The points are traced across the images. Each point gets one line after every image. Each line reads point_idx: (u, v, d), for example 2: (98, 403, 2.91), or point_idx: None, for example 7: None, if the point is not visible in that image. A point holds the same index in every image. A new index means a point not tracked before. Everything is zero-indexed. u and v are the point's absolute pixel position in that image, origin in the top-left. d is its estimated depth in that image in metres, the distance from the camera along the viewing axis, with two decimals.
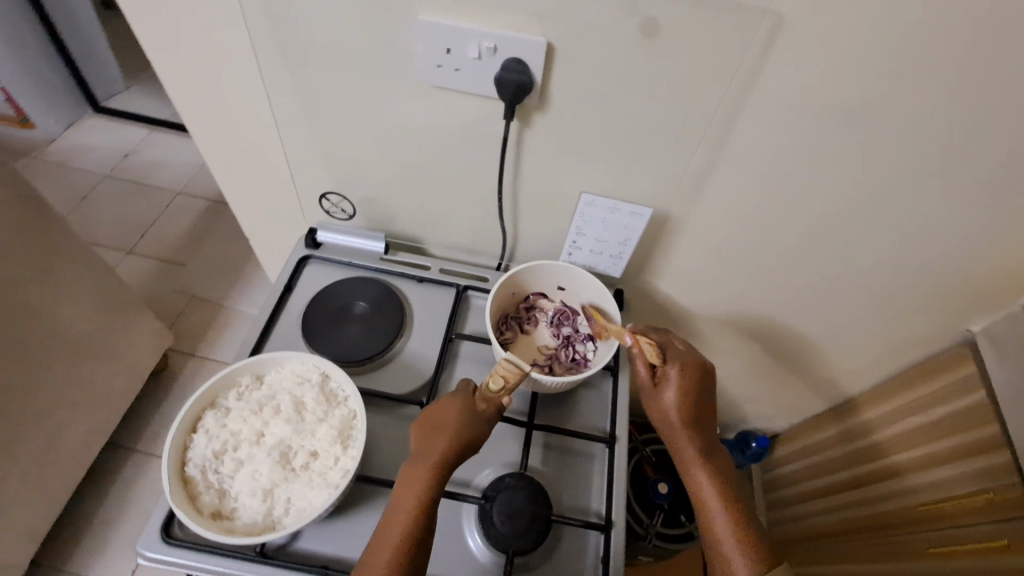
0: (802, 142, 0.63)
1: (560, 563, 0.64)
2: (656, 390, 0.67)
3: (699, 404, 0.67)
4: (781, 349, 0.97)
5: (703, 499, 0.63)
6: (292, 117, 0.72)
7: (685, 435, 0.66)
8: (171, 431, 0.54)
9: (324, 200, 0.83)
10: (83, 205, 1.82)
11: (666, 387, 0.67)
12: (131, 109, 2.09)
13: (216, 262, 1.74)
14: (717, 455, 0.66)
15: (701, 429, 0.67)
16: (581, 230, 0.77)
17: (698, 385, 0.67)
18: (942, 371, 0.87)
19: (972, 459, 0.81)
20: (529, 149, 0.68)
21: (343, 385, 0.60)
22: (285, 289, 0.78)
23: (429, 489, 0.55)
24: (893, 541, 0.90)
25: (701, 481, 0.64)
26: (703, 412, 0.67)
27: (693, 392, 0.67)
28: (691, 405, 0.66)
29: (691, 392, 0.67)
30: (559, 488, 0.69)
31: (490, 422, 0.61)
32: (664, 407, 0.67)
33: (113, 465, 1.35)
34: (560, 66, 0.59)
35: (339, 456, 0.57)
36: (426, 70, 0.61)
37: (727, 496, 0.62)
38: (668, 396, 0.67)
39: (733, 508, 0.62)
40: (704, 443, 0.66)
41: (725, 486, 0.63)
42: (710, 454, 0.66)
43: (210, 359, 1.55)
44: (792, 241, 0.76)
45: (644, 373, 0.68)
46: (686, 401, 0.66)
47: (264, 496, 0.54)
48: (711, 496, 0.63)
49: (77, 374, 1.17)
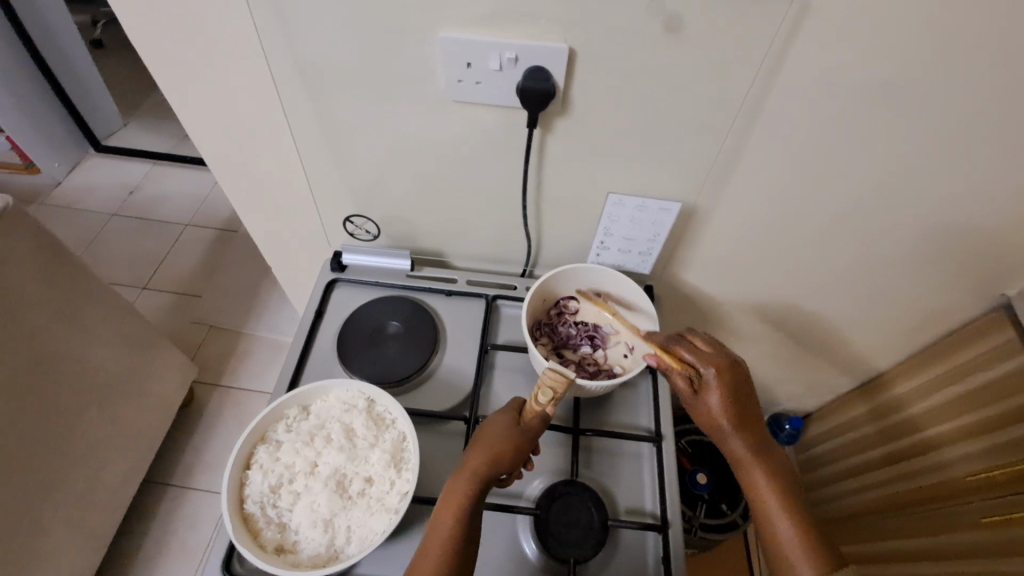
0: (828, 124, 0.62)
1: (621, 568, 0.63)
2: (698, 397, 0.64)
3: (746, 406, 0.63)
4: (813, 331, 0.96)
5: (760, 502, 0.59)
6: (312, 144, 0.72)
7: (734, 437, 0.62)
8: (227, 470, 0.54)
9: (347, 222, 0.83)
10: (95, 245, 1.83)
11: (708, 393, 0.64)
12: (134, 146, 2.11)
13: (232, 290, 1.74)
14: (773, 454, 0.62)
15: (752, 430, 0.63)
16: (608, 230, 0.76)
17: (743, 385, 0.64)
18: (969, 343, 0.87)
19: (1016, 426, 0.80)
20: (553, 155, 0.68)
21: (390, 408, 0.60)
22: (317, 315, 0.78)
23: (465, 502, 0.54)
24: (940, 514, 0.89)
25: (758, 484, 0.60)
26: (750, 410, 0.64)
27: (738, 393, 0.63)
28: (738, 406, 0.63)
29: (735, 395, 0.63)
30: (610, 491, 0.68)
31: (532, 432, 0.60)
32: (710, 413, 0.64)
33: (150, 501, 1.35)
34: (582, 70, 0.59)
35: (395, 480, 0.57)
36: (447, 86, 0.61)
37: (785, 496, 0.59)
38: (713, 401, 0.63)
39: (793, 510, 0.58)
40: (757, 444, 0.62)
41: (783, 487, 0.59)
42: (765, 453, 0.62)
43: (235, 387, 1.55)
44: (820, 222, 0.75)
45: (682, 385, 0.65)
46: (733, 404, 0.63)
47: (325, 526, 0.54)
48: (769, 499, 0.59)
49: (111, 414, 1.17)
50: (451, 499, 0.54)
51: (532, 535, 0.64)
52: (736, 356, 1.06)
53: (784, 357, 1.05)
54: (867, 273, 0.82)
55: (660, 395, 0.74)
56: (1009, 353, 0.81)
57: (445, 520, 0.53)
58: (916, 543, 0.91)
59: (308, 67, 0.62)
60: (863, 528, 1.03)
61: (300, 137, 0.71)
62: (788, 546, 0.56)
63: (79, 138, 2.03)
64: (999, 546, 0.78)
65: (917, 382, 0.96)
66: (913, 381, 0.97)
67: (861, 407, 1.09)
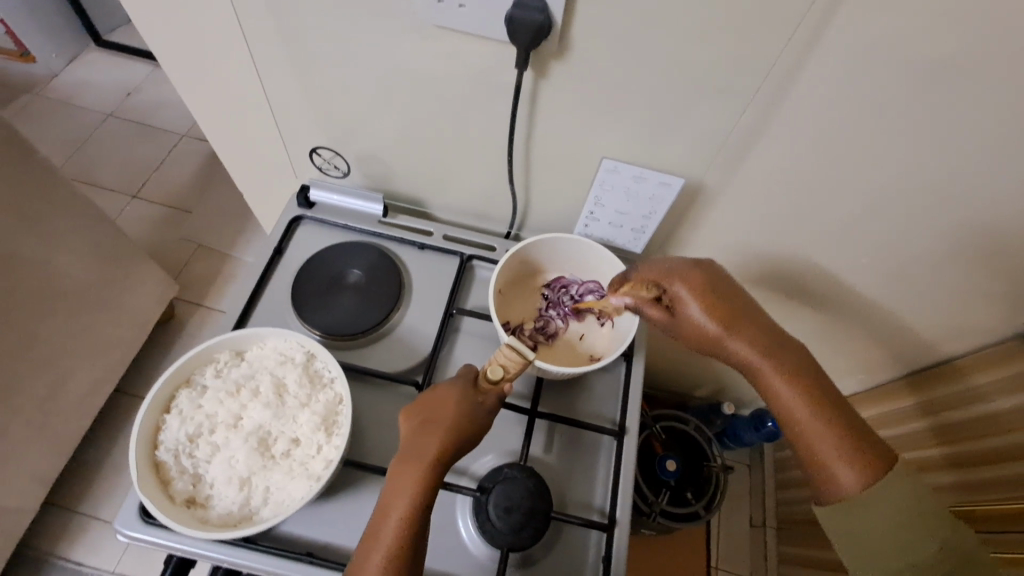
0: (871, 104, 0.52)
1: (558, 562, 0.60)
2: (677, 317, 0.60)
3: (729, 301, 0.58)
4: (813, 336, 0.89)
5: (780, 405, 0.55)
6: (274, 59, 0.62)
7: (732, 340, 0.57)
8: (140, 412, 0.50)
9: (315, 154, 0.75)
10: (86, 146, 1.76)
11: (685, 307, 0.59)
12: (135, 43, 1.98)
13: (221, 209, 1.68)
14: (783, 340, 0.57)
15: (749, 326, 0.58)
16: (600, 200, 0.68)
17: (719, 286, 0.59)
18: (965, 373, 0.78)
19: (1005, 465, 0.71)
20: (546, 103, 0.59)
21: (329, 366, 0.55)
22: (275, 251, 0.72)
23: (422, 490, 0.50)
24: None
25: (773, 386, 0.56)
26: (739, 305, 0.58)
27: (718, 299, 0.58)
28: (725, 312, 0.58)
29: (710, 295, 0.58)
30: (560, 480, 0.64)
31: (491, 413, 0.55)
32: (696, 326, 0.59)
33: (121, 413, 1.36)
34: (585, 4, 0.49)
35: (322, 444, 0.52)
36: (426, 7, 0.52)
37: (811, 394, 0.54)
38: (692, 311, 0.59)
39: (820, 409, 0.53)
40: (763, 338, 0.57)
41: (802, 380, 0.55)
42: (775, 352, 0.56)
43: (216, 310, 1.52)
44: (843, 221, 0.66)
45: (654, 313, 0.61)
46: (714, 310, 0.58)
47: (241, 484, 0.51)
48: (790, 404, 0.55)
49: (76, 324, 1.14)
50: (409, 485, 0.50)
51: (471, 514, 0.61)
52: None
53: None
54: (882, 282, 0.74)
55: (631, 385, 0.68)
56: None
57: (402, 509, 0.49)
58: None
59: None
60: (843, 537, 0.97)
61: (255, 45, 0.61)
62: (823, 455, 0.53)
63: (78, 29, 1.91)
64: None
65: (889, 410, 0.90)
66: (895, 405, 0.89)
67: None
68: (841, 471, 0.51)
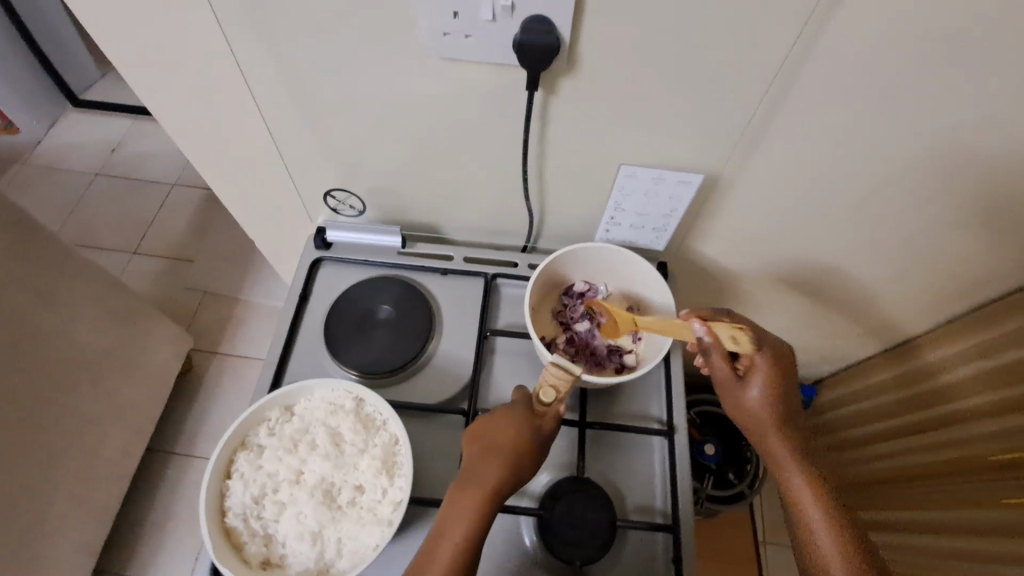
0: (880, 79, 0.53)
1: (630, 568, 0.61)
2: (740, 384, 0.60)
3: (785, 398, 0.59)
4: (838, 305, 0.89)
5: (798, 500, 0.55)
6: (282, 110, 0.63)
7: (775, 431, 0.58)
8: (204, 482, 0.50)
9: (329, 197, 0.75)
10: (79, 208, 1.75)
11: (752, 380, 0.59)
12: (112, 99, 1.97)
13: (223, 254, 1.67)
14: (815, 454, 0.58)
15: (792, 424, 0.59)
16: (619, 204, 0.69)
17: (789, 381, 0.60)
18: (999, 319, 0.83)
19: (1017, 413, 0.80)
20: (557, 119, 0.59)
21: (380, 408, 0.56)
22: (301, 298, 0.72)
23: (480, 518, 0.50)
24: (932, 490, 0.91)
25: (795, 482, 0.56)
26: (791, 406, 0.60)
27: (781, 390, 0.59)
28: (780, 399, 0.59)
29: (777, 388, 0.59)
30: (618, 486, 0.64)
31: (548, 437, 0.56)
32: (748, 406, 0.60)
33: (156, 471, 1.36)
34: (592, 20, 0.49)
35: (387, 487, 0.53)
36: (432, 41, 0.52)
37: (829, 500, 0.55)
38: (754, 391, 0.59)
39: (836, 515, 0.54)
40: (799, 442, 0.58)
41: (825, 487, 0.55)
42: (807, 452, 0.58)
43: (234, 355, 1.52)
44: (860, 193, 0.66)
45: (726, 372, 0.59)
46: (775, 391, 0.59)
47: (313, 539, 0.51)
48: (807, 498, 0.55)
49: (104, 391, 1.15)
50: (467, 514, 0.50)
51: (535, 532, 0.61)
52: None
53: (805, 330, 0.98)
54: (903, 246, 0.74)
55: (673, 382, 0.69)
56: None
57: (460, 537, 0.49)
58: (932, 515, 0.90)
59: (265, 16, 0.53)
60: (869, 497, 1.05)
61: (263, 99, 0.62)
62: (826, 553, 0.52)
63: (54, 92, 1.89)
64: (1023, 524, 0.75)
65: (919, 364, 0.96)
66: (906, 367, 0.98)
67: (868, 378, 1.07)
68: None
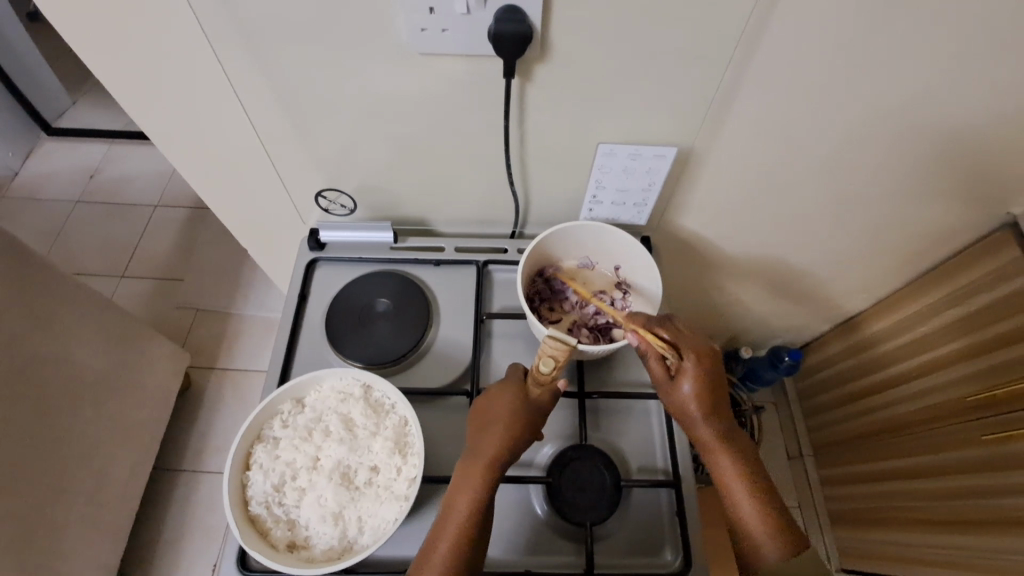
0: (832, 45, 0.57)
1: (637, 525, 0.64)
2: (672, 385, 0.61)
3: (716, 394, 0.60)
4: (816, 268, 0.93)
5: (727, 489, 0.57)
6: (269, 116, 0.65)
7: (703, 424, 0.60)
8: (226, 473, 0.54)
9: (320, 198, 0.77)
10: (62, 236, 1.74)
11: (683, 380, 0.60)
12: (85, 125, 1.95)
13: (211, 270, 1.67)
14: (742, 441, 0.60)
15: (721, 416, 0.60)
16: (600, 182, 0.72)
17: (717, 376, 0.61)
18: (946, 278, 0.89)
19: (959, 365, 0.89)
20: (534, 106, 0.62)
21: (387, 393, 0.59)
22: (300, 298, 0.74)
23: (482, 486, 0.53)
24: (892, 443, 1.01)
25: (723, 469, 0.58)
26: (723, 399, 0.61)
27: (712, 385, 0.60)
28: (712, 396, 0.60)
29: (708, 383, 0.60)
30: (622, 450, 0.67)
31: (541, 406, 0.59)
32: (681, 401, 0.60)
33: (164, 489, 1.36)
34: (560, 7, 0.52)
35: (401, 465, 0.56)
36: (411, 38, 0.55)
37: (755, 485, 0.57)
38: (687, 387, 0.60)
39: (763, 499, 0.56)
40: (727, 432, 0.60)
41: (752, 471, 0.58)
42: (735, 442, 0.59)
43: (232, 369, 1.52)
44: (825, 155, 0.70)
45: (658, 368, 0.62)
46: (705, 390, 0.60)
47: (335, 520, 0.54)
48: (737, 487, 0.57)
49: (107, 412, 1.15)
50: (473, 479, 0.54)
51: (544, 500, 0.64)
52: (738, 300, 1.03)
53: (787, 294, 1.02)
54: (872, 204, 0.78)
55: None
56: (1010, 273, 0.80)
57: (463, 505, 0.52)
58: (915, 462, 0.96)
59: (247, 24, 0.55)
60: (840, 455, 1.16)
61: (250, 106, 0.64)
62: (758, 537, 0.54)
63: (27, 122, 1.88)
64: (1004, 458, 0.81)
65: (865, 335, 1.06)
66: (856, 337, 1.08)
67: (841, 342, 1.13)
68: (766, 549, 0.53)
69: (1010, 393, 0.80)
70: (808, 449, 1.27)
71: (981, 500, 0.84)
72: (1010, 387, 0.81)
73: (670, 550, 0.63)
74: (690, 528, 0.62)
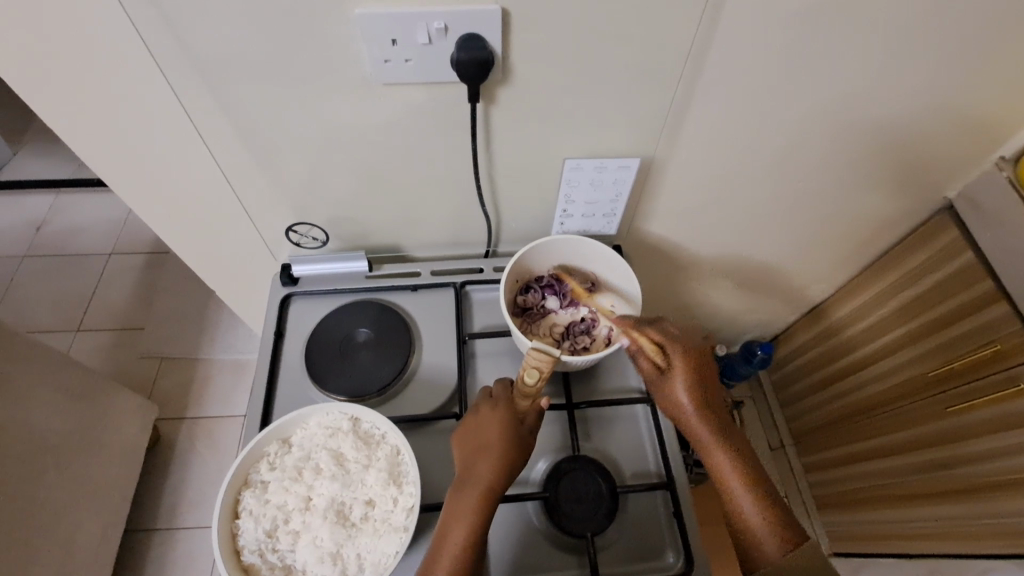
0: (774, 54, 0.61)
1: (637, 531, 0.64)
2: (664, 381, 0.64)
3: (707, 387, 0.64)
4: (779, 262, 0.97)
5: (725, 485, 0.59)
6: (234, 153, 0.64)
7: (700, 420, 0.62)
8: (214, 525, 0.53)
9: (291, 232, 0.76)
10: (9, 294, 1.65)
11: (674, 378, 0.64)
12: (29, 176, 1.87)
13: (174, 314, 1.61)
14: (737, 436, 0.62)
15: (716, 414, 0.63)
16: (569, 196, 0.74)
17: (708, 373, 0.64)
18: (896, 265, 0.94)
19: (918, 343, 0.94)
20: (500, 127, 0.64)
21: (376, 423, 0.59)
22: (276, 336, 0.73)
23: (479, 518, 0.53)
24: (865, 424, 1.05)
25: (721, 465, 0.60)
26: (714, 394, 0.64)
27: (702, 380, 0.64)
28: (706, 399, 0.63)
29: (698, 379, 0.63)
30: (614, 458, 0.68)
31: (532, 429, 0.59)
32: (672, 398, 0.64)
33: (139, 550, 1.29)
34: (519, 32, 0.54)
35: (397, 496, 0.56)
36: (375, 69, 0.56)
37: (749, 480, 0.58)
38: (677, 385, 0.63)
39: (764, 501, 0.57)
40: (721, 426, 0.62)
41: (748, 467, 0.59)
42: (734, 442, 0.61)
43: (203, 417, 1.46)
44: (777, 155, 0.74)
45: (647, 365, 0.65)
46: (697, 388, 0.63)
47: (334, 559, 0.54)
48: (737, 490, 0.58)
49: (72, 474, 1.09)
50: (465, 514, 0.53)
51: (544, 515, 0.63)
52: (709, 299, 1.06)
53: (755, 291, 1.06)
54: (825, 197, 0.82)
55: None
56: (954, 253, 0.85)
57: (460, 540, 0.52)
58: (886, 439, 1.00)
59: (207, 63, 0.54)
60: (817, 441, 1.20)
61: (214, 146, 0.64)
62: (758, 533, 0.55)
63: None
64: (971, 426, 0.85)
65: (827, 323, 1.11)
66: (819, 325, 1.13)
67: (817, 326, 1.14)
68: (766, 543, 0.55)
69: (966, 364, 0.86)
70: (789, 438, 1.29)
71: (959, 470, 0.87)
72: (964, 358, 0.86)
73: (671, 552, 0.63)
74: (689, 529, 0.63)
